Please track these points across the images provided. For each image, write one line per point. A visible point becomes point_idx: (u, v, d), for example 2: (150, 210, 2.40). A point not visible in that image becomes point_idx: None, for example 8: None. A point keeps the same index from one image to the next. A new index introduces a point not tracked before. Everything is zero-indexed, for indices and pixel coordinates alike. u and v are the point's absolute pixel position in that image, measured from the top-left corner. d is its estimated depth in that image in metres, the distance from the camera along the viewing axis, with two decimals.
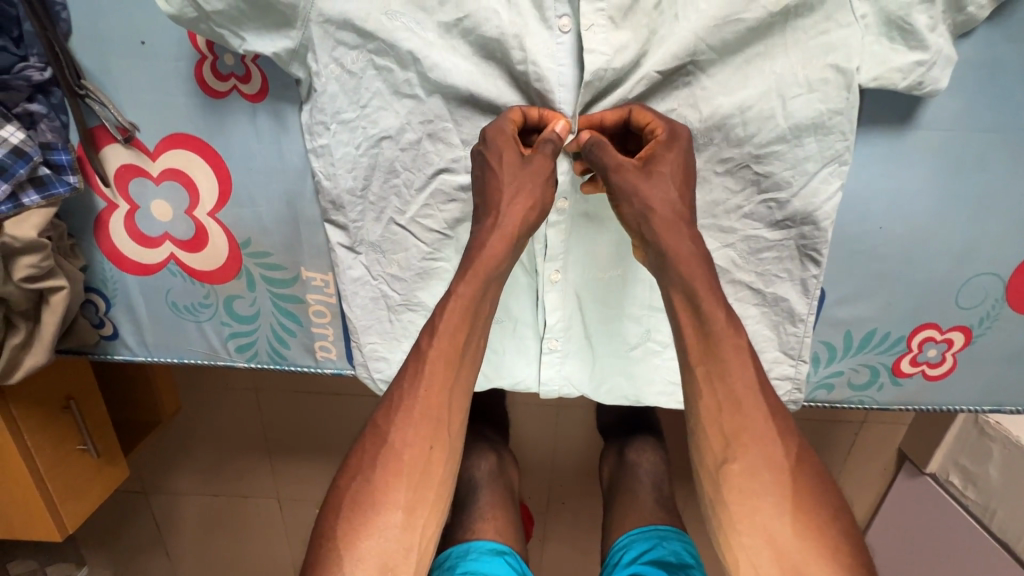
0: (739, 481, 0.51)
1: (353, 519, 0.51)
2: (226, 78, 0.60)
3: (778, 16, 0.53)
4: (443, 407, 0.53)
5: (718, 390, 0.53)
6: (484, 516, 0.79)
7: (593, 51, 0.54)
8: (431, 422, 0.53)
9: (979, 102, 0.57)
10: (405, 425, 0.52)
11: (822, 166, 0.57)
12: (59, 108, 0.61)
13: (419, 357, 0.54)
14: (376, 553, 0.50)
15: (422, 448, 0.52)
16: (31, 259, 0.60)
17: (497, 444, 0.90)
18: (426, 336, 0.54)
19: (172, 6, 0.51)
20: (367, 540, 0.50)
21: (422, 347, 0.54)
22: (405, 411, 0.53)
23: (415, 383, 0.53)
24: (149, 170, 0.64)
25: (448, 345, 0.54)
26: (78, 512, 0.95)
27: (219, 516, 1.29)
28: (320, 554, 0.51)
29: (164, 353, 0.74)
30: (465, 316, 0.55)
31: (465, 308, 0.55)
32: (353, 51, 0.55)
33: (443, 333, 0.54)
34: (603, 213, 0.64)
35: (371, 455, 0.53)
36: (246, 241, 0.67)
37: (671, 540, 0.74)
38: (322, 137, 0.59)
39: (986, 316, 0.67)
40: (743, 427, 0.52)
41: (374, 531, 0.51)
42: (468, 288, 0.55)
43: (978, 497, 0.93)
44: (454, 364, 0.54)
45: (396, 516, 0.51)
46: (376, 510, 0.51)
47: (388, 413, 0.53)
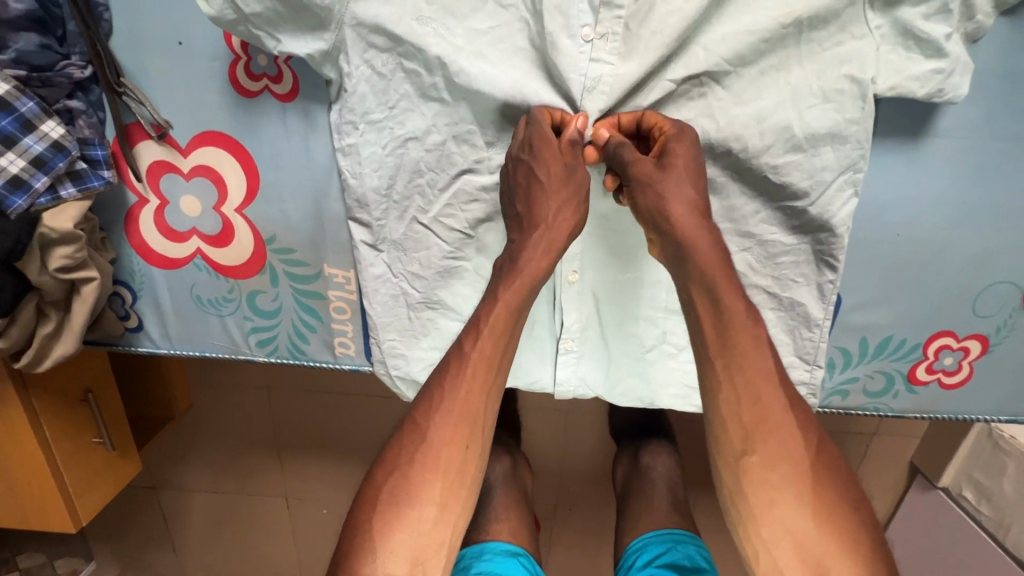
0: (771, 491, 0.50)
1: (388, 513, 0.51)
2: (258, 78, 0.61)
3: (792, 28, 0.54)
4: (480, 408, 0.53)
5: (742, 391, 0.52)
6: (498, 517, 0.80)
7: (599, 60, 0.56)
8: (470, 422, 0.53)
9: (995, 111, 0.58)
10: (444, 424, 0.52)
11: (839, 174, 0.58)
12: (97, 105, 0.63)
13: (461, 359, 0.54)
14: (408, 546, 0.51)
15: (459, 446, 0.52)
16: (65, 250, 0.62)
17: (511, 448, 0.91)
18: (471, 337, 0.55)
19: (213, 8, 0.53)
20: (401, 532, 0.51)
21: (465, 348, 0.54)
22: (445, 409, 0.53)
23: (456, 383, 0.53)
24: (180, 167, 0.66)
25: (490, 348, 0.54)
26: (93, 504, 0.96)
27: (228, 512, 1.30)
28: (354, 543, 0.51)
29: (185, 346, 0.76)
30: (509, 319, 0.55)
31: (509, 311, 0.55)
32: (384, 54, 0.57)
33: (486, 335, 0.54)
34: (622, 217, 0.65)
35: (409, 452, 0.53)
36: (271, 238, 0.68)
37: (685, 544, 0.74)
38: (350, 137, 0.61)
39: (1002, 325, 0.67)
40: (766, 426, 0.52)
41: (407, 524, 0.51)
42: (515, 293, 0.55)
43: (992, 512, 0.92)
44: (495, 367, 0.55)
45: (430, 512, 0.51)
46: (411, 504, 0.51)
47: (428, 411, 0.53)
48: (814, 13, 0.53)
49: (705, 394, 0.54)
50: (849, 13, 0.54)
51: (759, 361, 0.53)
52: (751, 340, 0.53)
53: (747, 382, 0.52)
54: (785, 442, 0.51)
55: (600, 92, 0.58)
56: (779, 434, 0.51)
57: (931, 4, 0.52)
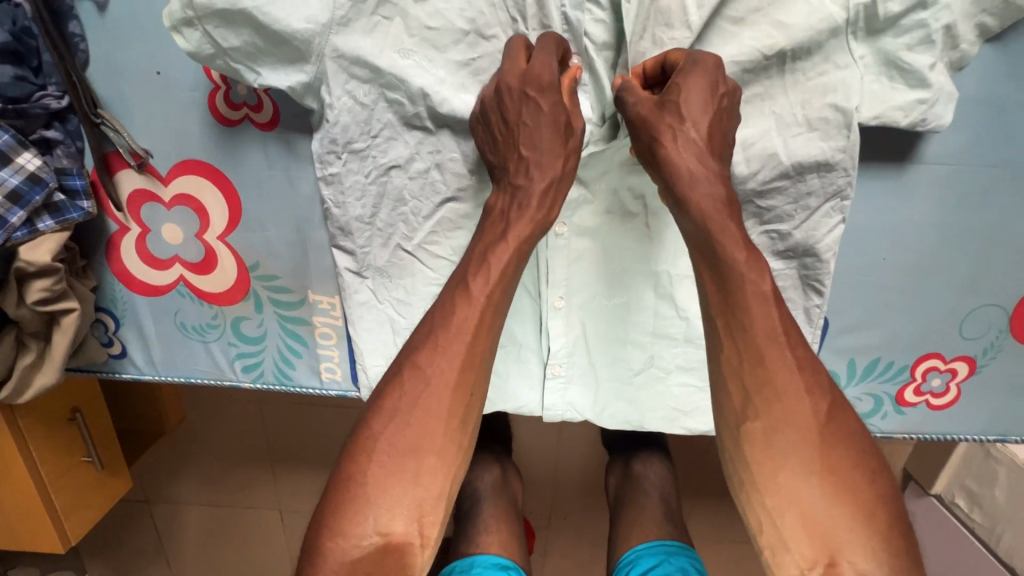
0: (781, 513, 0.48)
1: (387, 464, 0.49)
2: (238, 108, 0.61)
3: (773, 59, 0.54)
4: (484, 356, 0.53)
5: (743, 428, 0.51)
6: (488, 529, 0.79)
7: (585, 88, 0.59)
8: (475, 364, 0.52)
9: (981, 138, 0.58)
10: (449, 367, 0.51)
11: (824, 202, 0.58)
12: (75, 134, 0.62)
13: (468, 300, 0.53)
14: (409, 499, 0.49)
15: (463, 393, 0.51)
16: (43, 283, 0.62)
17: (501, 456, 0.90)
18: (479, 280, 0.53)
19: (191, 43, 0.53)
20: (401, 483, 0.49)
21: (472, 288, 0.53)
22: (449, 352, 0.51)
23: (462, 326, 0.52)
24: (161, 195, 0.65)
25: (495, 287, 0.53)
26: (83, 524, 0.95)
27: (220, 526, 1.29)
28: (347, 497, 0.49)
29: (170, 372, 0.75)
30: (515, 258, 0.54)
31: (517, 253, 0.54)
32: (365, 85, 0.56)
33: (494, 278, 0.53)
34: (608, 243, 0.64)
35: (410, 397, 0.50)
36: (255, 265, 0.68)
37: (678, 556, 0.74)
38: (333, 166, 0.60)
39: (990, 347, 0.67)
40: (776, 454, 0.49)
41: (406, 476, 0.49)
42: (524, 231, 0.54)
43: (984, 520, 0.92)
44: (501, 314, 0.54)
45: (430, 463, 0.49)
46: (411, 455, 0.49)
47: (432, 352, 0.51)
48: (796, 45, 0.53)
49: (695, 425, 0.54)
50: (832, 43, 0.53)
51: (770, 389, 0.50)
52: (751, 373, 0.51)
53: (767, 408, 0.50)
54: (805, 466, 0.48)
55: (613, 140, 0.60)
56: (796, 458, 0.49)
57: (914, 34, 0.52)
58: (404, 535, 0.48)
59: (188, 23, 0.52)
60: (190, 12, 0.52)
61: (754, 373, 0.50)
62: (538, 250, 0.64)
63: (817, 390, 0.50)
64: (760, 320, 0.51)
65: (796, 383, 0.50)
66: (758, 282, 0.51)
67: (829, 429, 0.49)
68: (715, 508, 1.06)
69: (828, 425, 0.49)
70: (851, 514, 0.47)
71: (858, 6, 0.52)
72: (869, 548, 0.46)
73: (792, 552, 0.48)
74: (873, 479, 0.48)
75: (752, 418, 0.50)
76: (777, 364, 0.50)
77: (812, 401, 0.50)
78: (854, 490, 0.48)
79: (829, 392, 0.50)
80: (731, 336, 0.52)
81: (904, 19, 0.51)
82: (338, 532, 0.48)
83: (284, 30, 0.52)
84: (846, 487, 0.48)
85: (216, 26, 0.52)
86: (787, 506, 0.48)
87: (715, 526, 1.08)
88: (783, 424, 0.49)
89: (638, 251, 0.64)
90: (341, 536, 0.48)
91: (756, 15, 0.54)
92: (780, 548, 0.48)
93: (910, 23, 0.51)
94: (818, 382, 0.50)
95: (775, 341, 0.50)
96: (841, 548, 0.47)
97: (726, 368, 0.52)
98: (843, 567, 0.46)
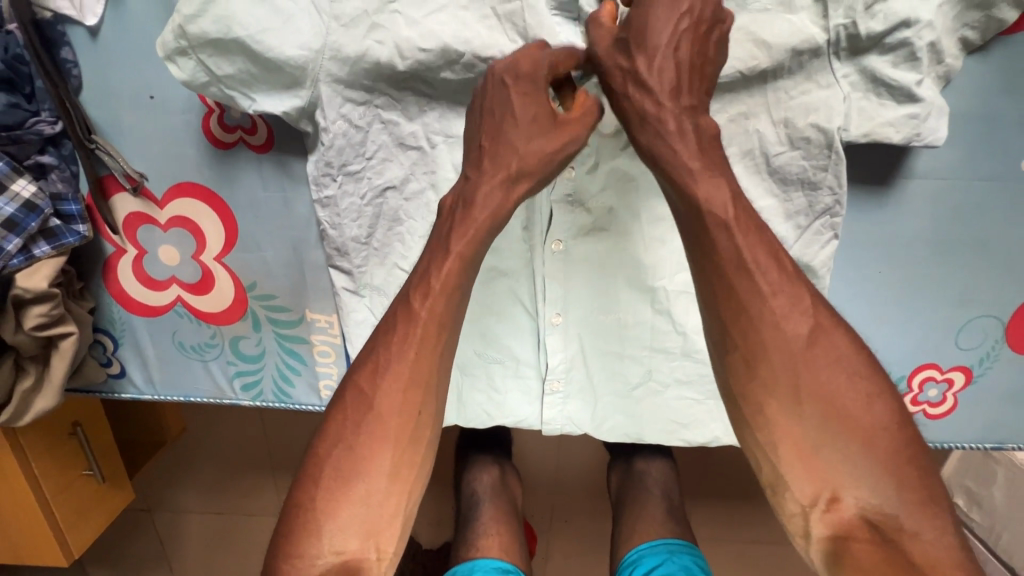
0: (781, 449, 0.46)
1: (334, 488, 0.48)
2: (232, 130, 0.61)
3: (756, 77, 0.55)
4: (433, 367, 0.50)
5: (756, 372, 0.46)
6: (488, 531, 0.78)
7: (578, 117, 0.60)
8: (420, 384, 0.49)
9: (973, 152, 0.58)
10: (392, 390, 0.49)
11: (813, 219, 0.58)
12: (69, 159, 0.62)
13: (387, 333, 0.50)
14: (358, 520, 0.48)
15: (411, 413, 0.49)
16: (41, 308, 0.62)
17: (501, 458, 0.89)
18: (420, 294, 0.50)
19: (185, 72, 0.53)
20: (351, 506, 0.48)
21: (414, 306, 0.50)
22: (391, 370, 0.49)
23: (401, 342, 0.49)
24: (157, 218, 0.65)
25: (439, 305, 0.50)
26: (85, 537, 0.95)
27: (221, 534, 1.28)
28: (292, 522, 0.48)
29: (170, 391, 0.75)
30: (460, 273, 0.51)
31: (461, 268, 0.51)
32: (360, 107, 0.57)
33: (437, 292, 0.50)
34: (606, 260, 0.64)
35: (354, 421, 0.49)
36: (252, 284, 0.68)
37: (681, 555, 0.73)
38: (328, 189, 0.60)
39: (986, 356, 0.67)
40: (767, 389, 0.46)
41: (356, 496, 0.48)
42: (467, 248, 0.51)
43: (982, 518, 0.92)
44: (450, 325, 0.51)
45: (380, 483, 0.48)
46: (360, 476, 0.48)
47: (373, 376, 0.49)
48: (779, 62, 0.54)
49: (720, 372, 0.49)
50: (815, 63, 0.54)
51: (781, 333, 0.45)
52: (782, 305, 0.46)
53: (743, 339, 0.46)
54: (791, 395, 0.45)
55: (599, 173, 0.61)
56: (794, 391, 0.45)
57: (898, 53, 0.52)
58: (358, 553, 0.47)
59: (181, 52, 0.52)
60: (184, 42, 0.52)
61: (746, 338, 0.46)
62: (535, 267, 0.64)
63: (806, 309, 0.46)
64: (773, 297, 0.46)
65: (776, 307, 0.45)
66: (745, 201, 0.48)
67: (815, 345, 0.45)
68: (716, 510, 1.06)
69: (829, 364, 0.45)
70: (851, 439, 0.44)
71: (839, 28, 0.52)
72: (874, 480, 0.43)
73: (791, 489, 0.46)
74: (884, 410, 0.44)
75: (744, 352, 0.46)
76: (784, 312, 0.46)
77: (801, 320, 0.45)
78: (848, 414, 0.44)
79: (821, 308, 0.46)
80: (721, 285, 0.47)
81: (888, 38, 0.51)
82: (291, 554, 0.47)
83: (278, 57, 0.52)
84: (841, 411, 0.44)
85: (210, 55, 0.53)
86: (781, 440, 0.46)
87: (717, 528, 1.07)
88: (776, 364, 0.45)
89: (635, 267, 0.64)
90: (294, 559, 0.47)
91: (738, 32, 0.53)
92: (780, 486, 0.46)
93: (894, 42, 0.51)
94: (796, 300, 0.46)
95: (787, 277, 0.46)
96: (844, 483, 0.44)
97: (716, 322, 0.48)
98: (845, 504, 0.44)
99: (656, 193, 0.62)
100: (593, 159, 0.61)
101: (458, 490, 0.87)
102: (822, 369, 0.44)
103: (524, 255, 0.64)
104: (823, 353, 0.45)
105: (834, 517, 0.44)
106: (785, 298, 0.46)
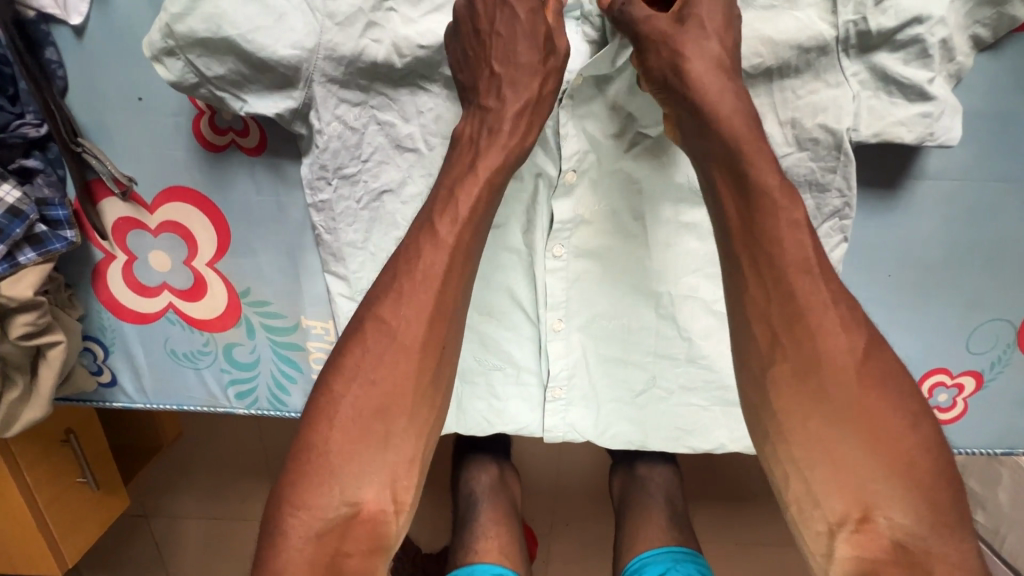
0: (812, 463, 0.44)
1: (348, 433, 0.45)
2: (224, 133, 0.59)
3: (761, 74, 0.53)
4: (454, 305, 0.47)
5: (804, 384, 0.45)
6: (487, 533, 0.75)
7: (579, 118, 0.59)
8: (442, 323, 0.47)
9: (986, 151, 0.57)
10: (415, 326, 0.46)
11: (823, 221, 0.56)
12: (56, 163, 0.60)
13: (407, 260, 0.47)
14: (375, 469, 0.45)
15: (434, 350, 0.47)
16: (27, 317, 0.60)
17: (499, 456, 0.86)
18: (445, 221, 0.47)
19: (173, 73, 0.51)
20: (366, 454, 0.45)
21: (439, 233, 0.47)
22: (410, 305, 0.46)
23: (418, 278, 0.46)
24: (147, 223, 0.63)
25: (459, 242, 0.47)
26: (79, 546, 0.93)
27: (218, 542, 1.21)
28: (302, 470, 0.45)
29: (162, 400, 0.73)
30: (479, 212, 0.48)
31: (486, 196, 0.49)
32: (355, 108, 0.55)
33: (458, 219, 0.47)
34: (610, 265, 0.62)
35: (373, 356, 0.45)
36: (246, 290, 0.66)
37: (685, 563, 0.72)
38: (323, 192, 0.58)
39: (997, 360, 0.65)
40: (816, 405, 0.44)
41: (371, 445, 0.45)
42: (493, 169, 0.49)
43: (987, 521, 0.91)
44: (469, 262, 0.48)
45: (399, 427, 0.45)
46: (378, 419, 0.45)
47: (395, 306, 0.46)
48: (784, 61, 0.52)
49: (742, 379, 0.48)
50: (823, 62, 0.52)
51: (819, 347, 0.44)
52: (816, 323, 0.45)
53: (796, 346, 0.45)
54: (838, 413, 0.44)
55: (602, 176, 0.60)
56: (830, 406, 0.44)
57: (909, 50, 0.50)
58: (374, 505, 0.45)
59: (169, 52, 0.51)
60: (172, 42, 0.50)
61: (795, 347, 0.45)
62: (536, 273, 0.62)
63: (854, 324, 0.45)
64: (804, 250, 0.45)
65: (831, 320, 0.44)
66: (791, 209, 0.46)
67: (868, 367, 0.44)
68: (719, 516, 1.03)
69: (882, 383, 0.44)
70: (894, 460, 0.42)
71: (848, 24, 0.50)
72: (907, 501, 0.42)
73: (822, 508, 0.44)
74: (913, 431, 0.43)
75: (780, 361, 0.45)
76: (798, 320, 0.45)
77: (850, 338, 0.44)
78: (897, 439, 0.43)
79: (867, 328, 0.45)
80: (756, 274, 0.46)
81: (899, 35, 0.50)
82: (300, 505, 0.44)
83: (270, 57, 0.51)
84: (889, 434, 0.43)
85: (199, 55, 0.51)
86: (820, 459, 0.44)
87: (724, 535, 1.04)
88: (831, 379, 0.44)
89: (640, 272, 0.62)
90: (303, 512, 0.44)
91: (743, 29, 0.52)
92: (808, 503, 0.45)
93: (905, 39, 0.50)
94: (854, 317, 0.45)
95: (814, 278, 0.45)
96: (876, 501, 0.43)
97: (755, 311, 0.46)
98: (878, 523, 0.43)
99: (660, 196, 0.60)
100: (595, 162, 0.60)
101: (456, 490, 0.84)
102: (878, 394, 0.43)
103: (524, 259, 0.62)
104: (878, 373, 0.44)
105: (863, 539, 0.43)
106: (806, 309, 0.45)
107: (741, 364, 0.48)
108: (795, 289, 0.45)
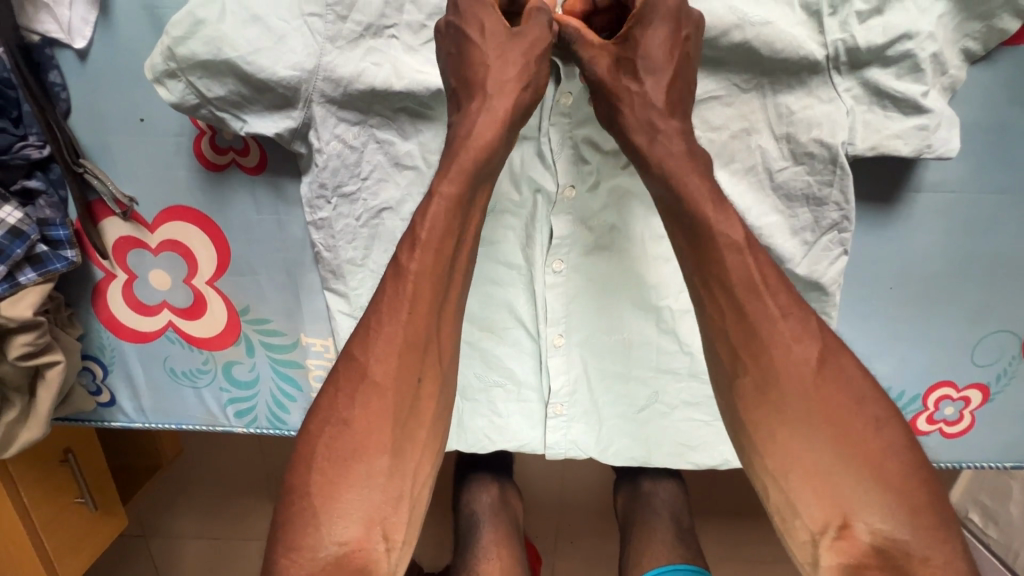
0: (786, 475, 0.44)
1: (332, 472, 0.44)
2: (225, 152, 0.60)
3: (753, 90, 0.54)
4: (430, 331, 0.47)
5: (770, 395, 0.44)
6: (488, 556, 0.74)
7: (575, 134, 0.59)
8: (417, 351, 0.46)
9: (982, 164, 0.57)
10: (387, 356, 0.46)
11: (821, 235, 0.56)
12: (58, 183, 0.61)
13: (389, 281, 0.47)
14: (361, 507, 0.44)
15: (408, 382, 0.46)
16: (27, 337, 0.60)
17: (499, 473, 0.85)
18: (406, 250, 0.47)
19: (174, 94, 0.52)
20: (351, 492, 0.44)
21: (402, 261, 0.47)
22: (385, 338, 0.46)
23: (394, 309, 0.46)
24: (147, 242, 0.64)
25: (430, 263, 0.47)
26: (75, 569, 0.91)
27: (218, 563, 1.18)
28: (291, 511, 0.44)
29: (161, 419, 0.72)
30: (448, 230, 0.48)
31: (450, 212, 0.48)
32: (354, 127, 0.56)
33: (428, 246, 0.47)
34: (614, 279, 0.62)
35: (347, 393, 0.45)
36: (245, 309, 0.66)
37: None
38: (323, 211, 0.58)
39: (1002, 373, 0.65)
40: (782, 408, 0.44)
41: (357, 481, 0.44)
42: (453, 188, 0.48)
43: (1001, 536, 0.89)
44: (442, 285, 0.48)
45: (381, 463, 0.45)
46: (359, 458, 0.44)
47: (366, 340, 0.46)
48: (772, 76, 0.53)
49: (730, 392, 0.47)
50: (814, 79, 0.53)
51: (817, 360, 0.44)
52: (794, 329, 0.44)
53: (757, 364, 0.44)
54: (806, 424, 0.43)
55: (601, 189, 0.60)
56: (794, 415, 0.43)
57: (901, 65, 0.51)
58: (363, 542, 0.44)
59: (170, 74, 0.51)
60: (173, 64, 0.51)
61: (753, 364, 0.45)
62: (535, 288, 0.62)
63: (806, 333, 0.44)
64: (729, 269, 0.45)
65: (784, 328, 0.44)
66: (724, 226, 0.46)
67: (825, 373, 0.43)
68: (727, 533, 1.01)
69: (869, 398, 0.43)
70: (878, 466, 0.42)
71: (837, 43, 0.51)
72: (891, 502, 0.41)
73: (801, 517, 0.43)
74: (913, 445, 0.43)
75: (743, 374, 0.45)
76: (797, 333, 0.44)
77: (803, 349, 0.44)
78: (861, 448, 0.42)
79: (821, 332, 0.44)
80: (709, 292, 0.46)
81: (889, 51, 0.50)
82: (291, 548, 0.43)
83: (269, 78, 0.52)
84: (849, 439, 0.42)
85: (200, 77, 0.52)
86: (791, 468, 0.44)
87: (733, 553, 1.01)
88: (788, 395, 0.43)
89: (640, 286, 0.62)
90: (294, 553, 0.43)
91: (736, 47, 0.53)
92: (788, 512, 0.44)
93: (896, 54, 0.50)
94: (807, 328, 0.44)
95: (788, 299, 0.45)
96: (852, 509, 0.42)
97: (713, 330, 0.47)
98: (856, 529, 0.42)
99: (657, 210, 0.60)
100: (595, 178, 0.60)
101: (457, 510, 0.82)
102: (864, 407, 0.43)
103: (525, 275, 0.62)
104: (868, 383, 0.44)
105: (845, 546, 0.42)
106: (806, 322, 0.44)
107: (719, 368, 0.47)
108: (768, 306, 0.45)
